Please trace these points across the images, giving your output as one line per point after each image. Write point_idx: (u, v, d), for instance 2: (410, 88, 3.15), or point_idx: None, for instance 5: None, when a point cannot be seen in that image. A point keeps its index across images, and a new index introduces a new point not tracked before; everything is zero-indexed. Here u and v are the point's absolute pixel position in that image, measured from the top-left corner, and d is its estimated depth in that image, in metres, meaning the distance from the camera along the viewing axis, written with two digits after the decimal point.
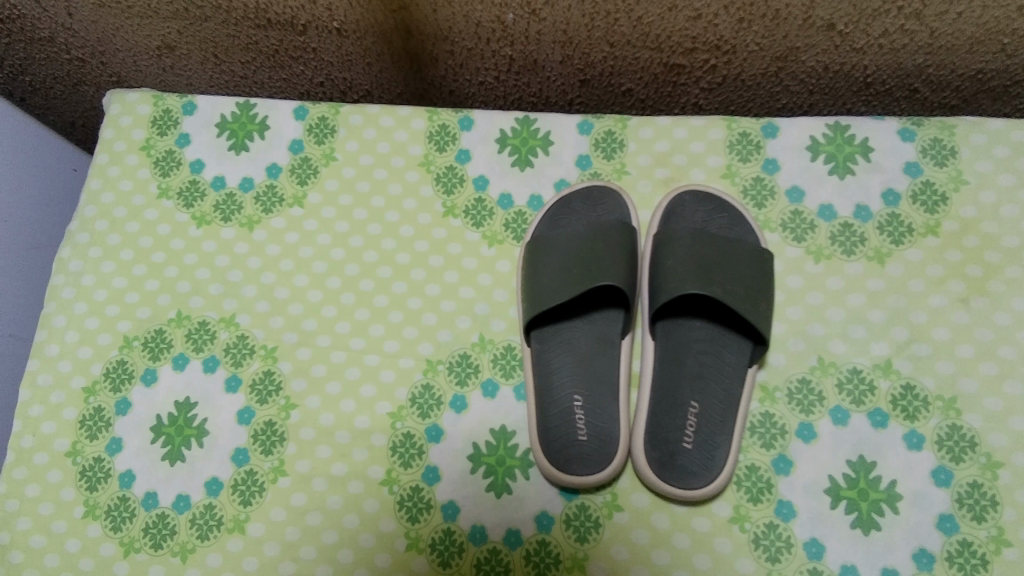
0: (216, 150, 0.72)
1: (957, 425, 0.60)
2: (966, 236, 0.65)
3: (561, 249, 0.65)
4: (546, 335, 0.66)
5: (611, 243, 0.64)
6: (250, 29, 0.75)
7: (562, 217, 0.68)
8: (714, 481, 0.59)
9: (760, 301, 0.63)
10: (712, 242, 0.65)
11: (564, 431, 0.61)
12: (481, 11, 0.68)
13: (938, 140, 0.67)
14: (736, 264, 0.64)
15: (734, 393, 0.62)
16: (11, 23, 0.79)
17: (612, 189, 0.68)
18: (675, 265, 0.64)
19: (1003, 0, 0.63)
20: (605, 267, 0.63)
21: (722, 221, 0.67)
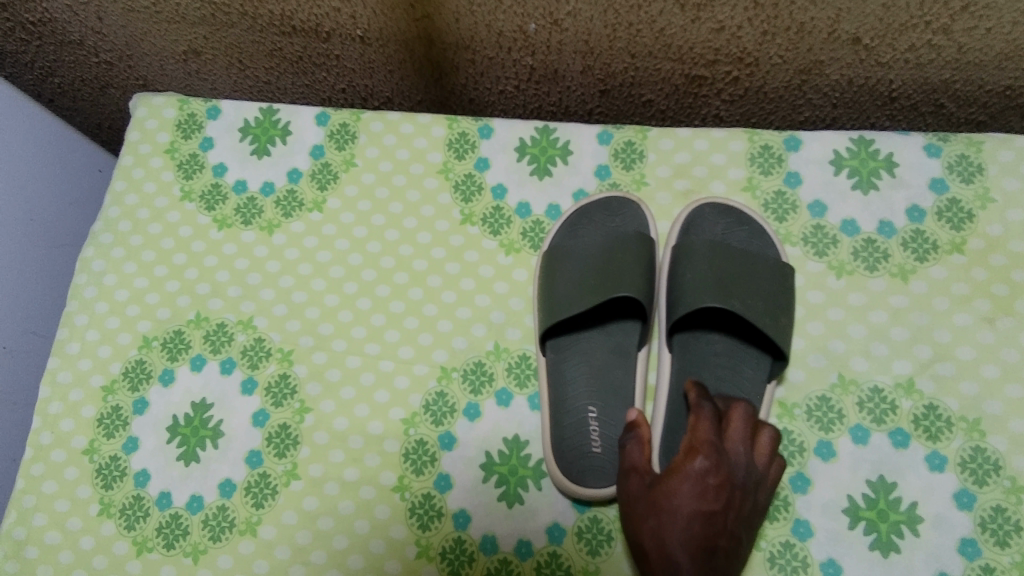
0: (239, 154, 0.73)
1: (981, 447, 0.59)
2: (992, 254, 0.64)
3: (579, 258, 0.65)
4: (561, 345, 0.66)
5: (630, 253, 0.64)
6: (275, 36, 0.76)
7: (580, 227, 0.67)
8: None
9: (780, 317, 0.62)
10: (732, 254, 0.64)
11: (577, 443, 0.61)
12: (503, 21, 0.68)
13: (965, 156, 0.66)
14: (757, 277, 0.63)
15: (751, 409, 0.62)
16: (43, 26, 0.82)
17: (631, 200, 0.68)
18: (694, 278, 0.63)
19: None
20: (623, 277, 0.63)
21: (742, 234, 0.67)
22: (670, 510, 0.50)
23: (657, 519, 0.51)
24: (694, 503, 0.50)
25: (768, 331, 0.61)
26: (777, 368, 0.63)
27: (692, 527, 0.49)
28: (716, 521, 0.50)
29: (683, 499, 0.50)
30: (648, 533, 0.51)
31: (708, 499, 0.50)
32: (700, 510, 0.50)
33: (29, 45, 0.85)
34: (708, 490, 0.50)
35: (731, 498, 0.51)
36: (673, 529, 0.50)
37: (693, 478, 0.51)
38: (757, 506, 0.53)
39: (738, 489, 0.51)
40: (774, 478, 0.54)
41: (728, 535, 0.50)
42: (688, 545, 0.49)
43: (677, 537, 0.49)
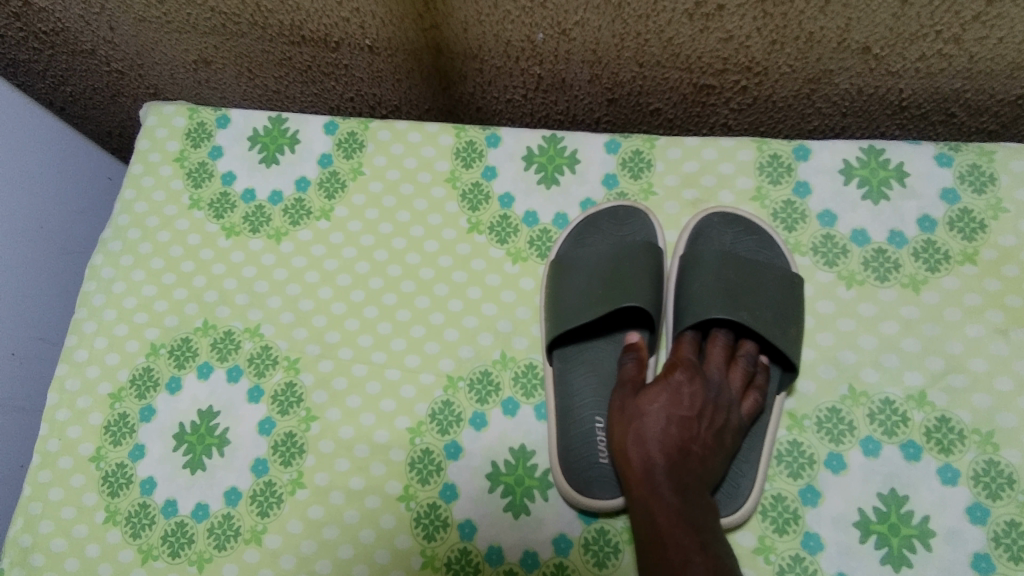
0: (248, 163, 0.73)
1: (994, 460, 0.58)
2: (1005, 265, 0.63)
3: (586, 267, 0.65)
4: (569, 355, 0.65)
5: (637, 262, 0.64)
6: (284, 45, 0.77)
7: (587, 236, 0.67)
8: (739, 510, 0.58)
9: (789, 327, 0.62)
10: (740, 264, 0.64)
11: (584, 453, 0.61)
12: (511, 31, 0.69)
13: (977, 166, 0.66)
14: (765, 289, 0.63)
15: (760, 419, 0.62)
16: (55, 36, 0.83)
17: (639, 209, 0.67)
18: (702, 289, 0.63)
19: None
20: (629, 286, 0.63)
21: (750, 243, 0.66)
22: (648, 413, 0.56)
23: (636, 422, 0.56)
24: (671, 407, 0.56)
25: (776, 342, 0.61)
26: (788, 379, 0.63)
27: (666, 427, 0.55)
28: (689, 425, 0.55)
29: (660, 404, 0.56)
30: (627, 434, 0.56)
31: (682, 406, 0.56)
32: (675, 412, 0.56)
33: (42, 54, 0.87)
34: (683, 397, 0.57)
35: (705, 408, 0.57)
36: (650, 428, 0.55)
37: (670, 387, 0.57)
38: (733, 427, 0.58)
39: (711, 402, 0.57)
40: (748, 409, 0.60)
41: (701, 442, 0.55)
42: (662, 442, 0.54)
43: (652, 435, 0.55)
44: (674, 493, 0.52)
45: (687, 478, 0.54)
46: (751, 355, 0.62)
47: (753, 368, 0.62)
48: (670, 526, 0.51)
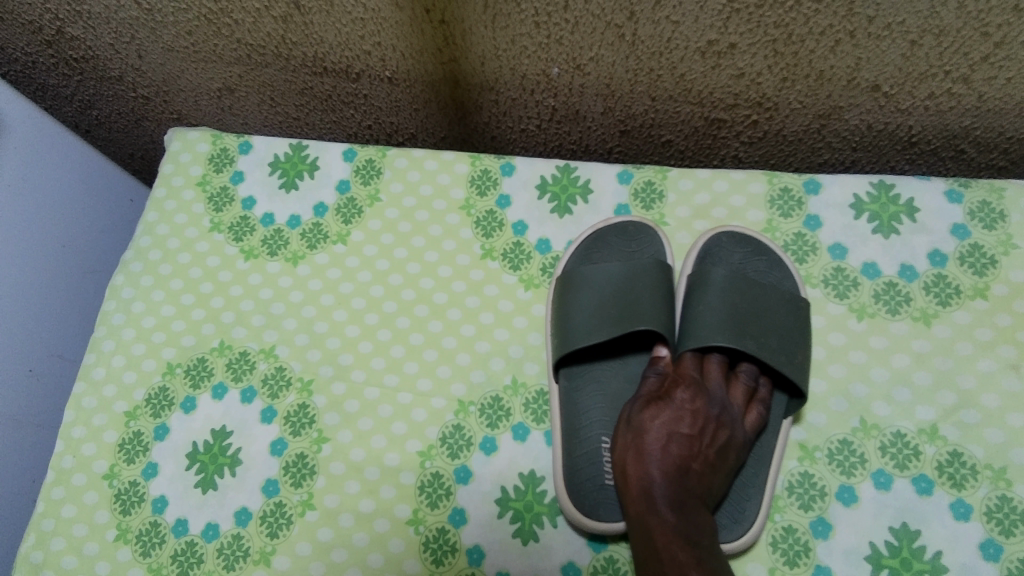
0: (268, 188, 0.75)
1: (1007, 497, 0.58)
2: (1016, 301, 0.64)
3: (597, 285, 0.65)
4: (575, 373, 0.66)
5: (646, 280, 0.64)
6: (306, 76, 0.80)
7: (594, 250, 0.68)
8: (741, 538, 0.57)
9: (797, 354, 0.62)
10: (749, 288, 0.64)
11: (590, 474, 0.60)
12: (527, 65, 0.71)
13: (987, 203, 0.67)
14: (772, 314, 0.63)
15: (766, 445, 0.62)
16: (86, 63, 0.86)
17: (648, 226, 0.68)
18: (707, 310, 0.63)
19: None
20: (643, 309, 0.63)
21: (759, 264, 0.67)
22: (649, 431, 0.57)
23: (636, 439, 0.57)
24: (671, 425, 0.57)
25: (784, 367, 0.61)
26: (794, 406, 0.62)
27: (666, 444, 0.55)
28: (690, 443, 0.56)
29: (660, 422, 0.57)
30: (627, 450, 0.56)
31: (683, 423, 0.57)
32: (676, 430, 0.56)
33: (71, 79, 0.90)
34: (684, 415, 0.57)
35: (706, 426, 0.57)
36: (650, 445, 0.56)
37: (672, 404, 0.58)
38: (735, 444, 0.58)
39: (713, 419, 0.58)
40: (752, 422, 0.61)
41: (702, 459, 0.56)
42: (661, 460, 0.55)
43: (651, 453, 0.55)
44: (671, 511, 0.52)
45: (685, 495, 0.54)
46: (751, 372, 0.63)
47: (755, 383, 0.63)
48: (665, 542, 0.51)
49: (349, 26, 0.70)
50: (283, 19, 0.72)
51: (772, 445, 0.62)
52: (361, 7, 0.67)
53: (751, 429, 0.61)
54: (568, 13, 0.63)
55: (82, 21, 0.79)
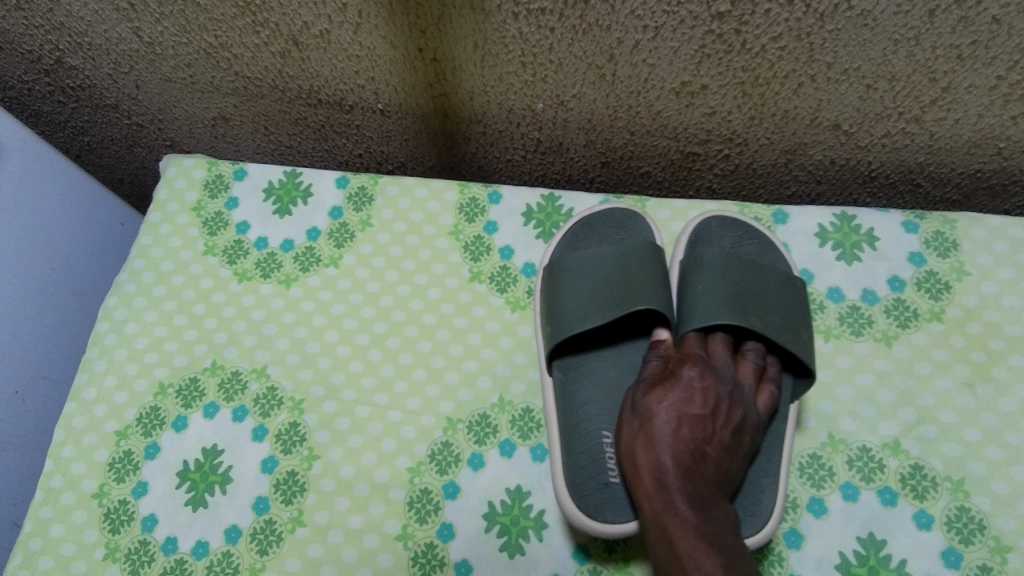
0: (262, 213, 0.77)
1: (966, 507, 0.62)
2: (969, 323, 0.69)
3: (590, 269, 0.68)
4: (569, 365, 0.68)
5: (641, 263, 0.68)
6: (301, 107, 0.83)
7: (583, 237, 0.72)
8: (763, 530, 0.59)
9: (801, 333, 0.66)
10: (744, 266, 0.68)
11: (593, 472, 0.62)
12: (514, 100, 0.75)
13: (941, 233, 0.72)
14: (769, 292, 0.67)
15: (776, 431, 0.65)
16: (82, 91, 0.88)
17: (635, 213, 0.73)
18: (706, 290, 0.66)
19: (998, 111, 0.68)
20: (641, 289, 0.66)
21: (752, 247, 0.71)
22: (657, 415, 0.58)
23: (645, 425, 0.58)
24: (681, 407, 0.58)
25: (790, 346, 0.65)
26: (800, 388, 0.66)
27: (676, 428, 0.57)
28: (702, 423, 0.57)
29: (669, 404, 0.58)
30: (637, 437, 0.58)
31: (694, 404, 0.58)
32: (685, 412, 0.58)
33: (66, 107, 0.93)
34: (695, 395, 0.59)
35: (718, 405, 0.59)
36: (660, 430, 0.57)
37: (681, 385, 0.60)
38: (747, 425, 0.60)
39: (725, 398, 0.60)
40: (765, 403, 0.64)
41: (715, 442, 0.57)
42: (673, 445, 0.56)
43: (662, 439, 0.56)
44: (690, 508, 0.53)
45: (701, 488, 0.54)
46: (758, 351, 0.66)
47: (764, 362, 0.66)
48: (688, 547, 0.51)
49: (345, 62, 0.74)
50: (281, 54, 0.75)
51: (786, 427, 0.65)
52: (357, 45, 0.71)
53: (763, 408, 0.63)
54: (552, 54, 0.68)
55: (81, 52, 0.82)
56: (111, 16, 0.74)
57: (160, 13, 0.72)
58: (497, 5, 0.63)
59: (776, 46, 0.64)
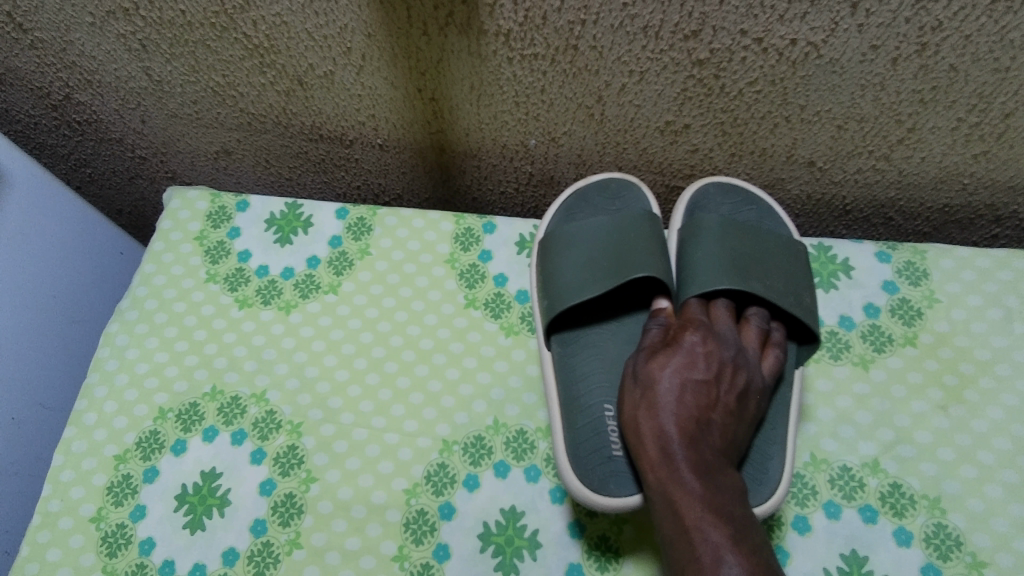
0: (263, 243, 0.80)
1: (942, 524, 0.64)
2: (941, 348, 0.72)
3: (587, 240, 0.71)
4: (567, 339, 0.72)
5: (637, 232, 0.71)
6: (303, 142, 0.87)
7: (577, 209, 0.76)
8: (771, 498, 0.62)
9: (803, 296, 0.69)
10: (743, 232, 0.71)
11: (597, 446, 0.64)
12: (507, 136, 0.79)
13: (912, 263, 0.76)
14: (767, 257, 0.70)
15: (784, 396, 0.68)
16: (89, 125, 0.91)
17: (630, 183, 0.77)
18: (704, 257, 0.69)
19: (960, 150, 0.74)
20: (639, 258, 0.69)
21: (751, 212, 0.75)
22: (660, 382, 0.60)
23: (648, 394, 0.60)
24: (684, 374, 0.60)
25: (793, 309, 0.68)
26: (805, 354, 0.70)
27: (680, 395, 0.59)
28: (706, 389, 0.59)
29: (671, 371, 0.60)
30: (640, 407, 0.59)
31: (698, 370, 0.60)
32: (688, 378, 0.60)
33: (70, 140, 0.95)
34: (698, 361, 0.61)
35: (722, 371, 0.61)
36: (663, 399, 0.59)
37: (683, 352, 0.61)
38: (752, 389, 0.63)
39: (729, 363, 0.62)
40: (770, 365, 0.66)
41: (719, 407, 0.59)
42: (676, 412, 0.58)
43: (665, 406, 0.58)
44: (696, 478, 0.54)
45: (707, 457, 0.56)
46: (762, 315, 0.69)
47: (768, 327, 0.69)
48: (695, 518, 0.52)
49: (347, 100, 0.78)
50: (286, 93, 0.79)
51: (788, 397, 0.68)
52: (360, 85, 0.75)
53: (770, 372, 0.66)
54: (544, 95, 0.73)
55: (90, 89, 0.85)
56: (123, 56, 0.78)
57: (171, 54, 0.76)
58: (493, 50, 0.67)
59: (752, 90, 0.69)
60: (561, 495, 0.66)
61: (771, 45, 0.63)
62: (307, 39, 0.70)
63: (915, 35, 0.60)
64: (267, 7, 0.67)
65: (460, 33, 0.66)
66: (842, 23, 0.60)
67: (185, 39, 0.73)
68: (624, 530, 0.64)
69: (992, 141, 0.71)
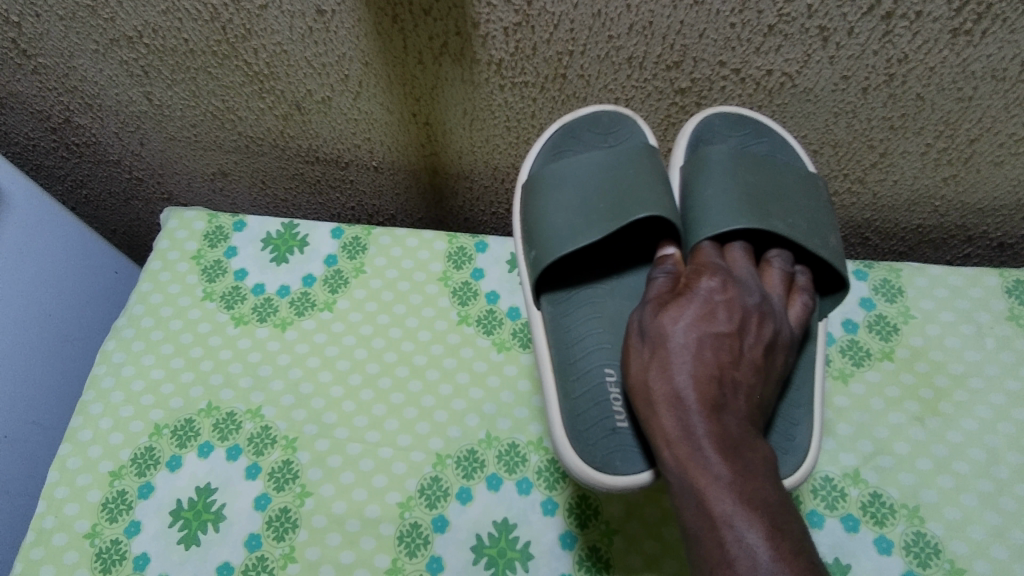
0: (260, 261, 0.81)
1: (921, 532, 0.66)
2: (917, 362, 0.75)
3: (579, 183, 0.67)
4: (559, 299, 0.71)
5: (635, 172, 0.66)
6: (299, 164, 0.89)
7: (565, 146, 0.71)
8: (798, 471, 0.62)
9: (829, 238, 0.67)
10: (755, 166, 0.67)
11: (598, 418, 0.62)
12: (500, 159, 0.82)
13: (888, 280, 0.79)
14: (786, 193, 0.67)
15: (809, 363, 0.68)
16: (87, 148, 0.93)
17: (624, 116, 0.70)
18: (714, 194, 0.66)
19: (931, 174, 0.77)
20: (638, 199, 0.64)
21: (763, 144, 0.70)
22: (675, 338, 0.57)
23: (661, 351, 0.56)
24: (701, 328, 0.57)
25: (820, 251, 0.66)
26: (829, 306, 0.71)
27: (697, 352, 0.56)
28: (726, 342, 0.56)
29: (686, 325, 0.57)
30: (651, 367, 0.56)
31: (716, 323, 0.57)
32: (706, 332, 0.57)
33: (68, 162, 0.97)
34: (716, 312, 0.58)
35: (746, 324, 0.58)
36: (678, 358, 0.55)
37: (699, 304, 0.59)
38: (779, 341, 0.60)
39: (753, 315, 0.59)
40: (797, 313, 0.64)
41: (744, 364, 0.56)
42: (695, 371, 0.54)
43: (681, 365, 0.55)
44: (722, 460, 0.50)
45: (732, 428, 0.52)
46: (785, 258, 0.66)
47: (792, 270, 0.66)
48: (725, 512, 0.48)
49: (344, 124, 0.81)
50: (284, 117, 0.81)
51: (813, 356, 0.68)
52: (357, 110, 0.78)
53: (795, 321, 0.64)
54: (535, 121, 0.76)
55: (90, 113, 0.86)
56: (125, 81, 0.80)
57: (172, 80, 0.78)
58: (486, 78, 0.70)
59: None
60: (553, 507, 0.67)
61: (748, 75, 0.67)
62: (307, 67, 0.73)
63: (883, 66, 0.64)
64: (268, 37, 0.69)
65: (453, 62, 0.69)
66: (814, 55, 0.63)
67: (187, 66, 0.75)
68: (614, 541, 0.66)
69: (960, 165, 0.75)
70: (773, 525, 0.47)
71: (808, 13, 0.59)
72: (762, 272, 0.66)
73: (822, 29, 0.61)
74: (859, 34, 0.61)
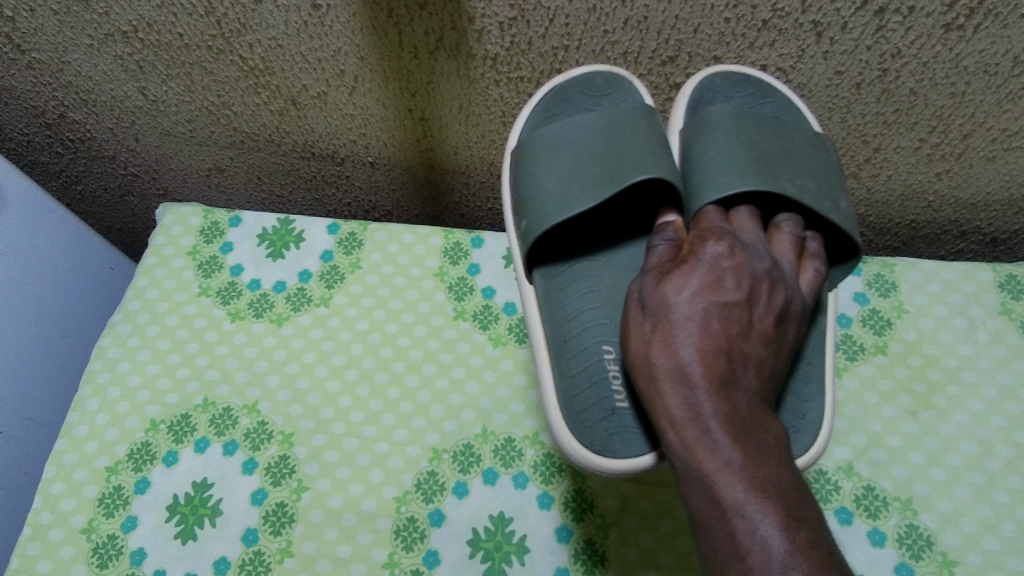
0: (256, 257, 0.81)
1: (914, 525, 0.67)
2: (910, 356, 0.76)
3: (572, 148, 0.66)
4: (552, 273, 0.71)
5: (630, 135, 0.65)
6: (295, 160, 0.89)
7: (557, 110, 0.69)
8: (811, 450, 0.62)
9: (840, 201, 0.67)
10: (760, 127, 0.66)
11: (597, 400, 0.62)
12: (496, 155, 0.82)
13: (881, 275, 0.80)
14: (793, 155, 0.66)
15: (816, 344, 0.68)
16: (82, 144, 0.93)
17: (619, 77, 0.68)
18: (718, 157, 0.65)
19: (924, 169, 0.78)
20: (634, 162, 0.64)
21: (768, 106, 0.68)
22: (679, 307, 0.57)
23: (665, 323, 0.56)
24: (708, 298, 0.57)
25: (831, 213, 0.66)
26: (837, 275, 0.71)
27: (703, 324, 0.56)
28: (733, 310, 0.57)
29: (692, 295, 0.57)
30: (653, 342, 0.56)
31: (723, 293, 0.57)
32: (713, 302, 0.57)
33: (63, 158, 0.97)
34: (723, 282, 0.58)
35: (755, 292, 0.58)
36: (682, 331, 0.55)
37: (703, 273, 0.59)
38: (791, 311, 0.61)
39: (761, 282, 0.59)
40: (807, 279, 0.64)
41: (753, 335, 0.56)
42: (700, 345, 0.54)
43: (686, 339, 0.55)
44: (732, 443, 0.50)
45: (742, 406, 0.52)
46: (795, 223, 0.67)
47: (803, 236, 0.67)
48: (734, 497, 0.48)
49: (340, 120, 0.81)
50: (279, 112, 0.81)
51: (822, 329, 0.68)
52: (352, 105, 0.78)
53: (807, 287, 0.64)
54: None
55: (85, 108, 0.86)
56: (120, 76, 0.79)
57: (167, 74, 0.78)
58: (481, 73, 0.70)
59: None
60: (549, 500, 0.68)
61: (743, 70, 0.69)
62: (302, 62, 0.73)
63: (877, 61, 0.64)
64: (263, 31, 0.69)
65: (449, 56, 0.69)
66: (807, 50, 0.64)
67: (182, 60, 0.75)
68: (609, 534, 0.66)
69: (953, 160, 0.76)
70: (780, 509, 0.47)
71: (801, 8, 0.59)
72: (771, 237, 0.66)
73: (816, 24, 0.61)
74: (852, 29, 0.61)
